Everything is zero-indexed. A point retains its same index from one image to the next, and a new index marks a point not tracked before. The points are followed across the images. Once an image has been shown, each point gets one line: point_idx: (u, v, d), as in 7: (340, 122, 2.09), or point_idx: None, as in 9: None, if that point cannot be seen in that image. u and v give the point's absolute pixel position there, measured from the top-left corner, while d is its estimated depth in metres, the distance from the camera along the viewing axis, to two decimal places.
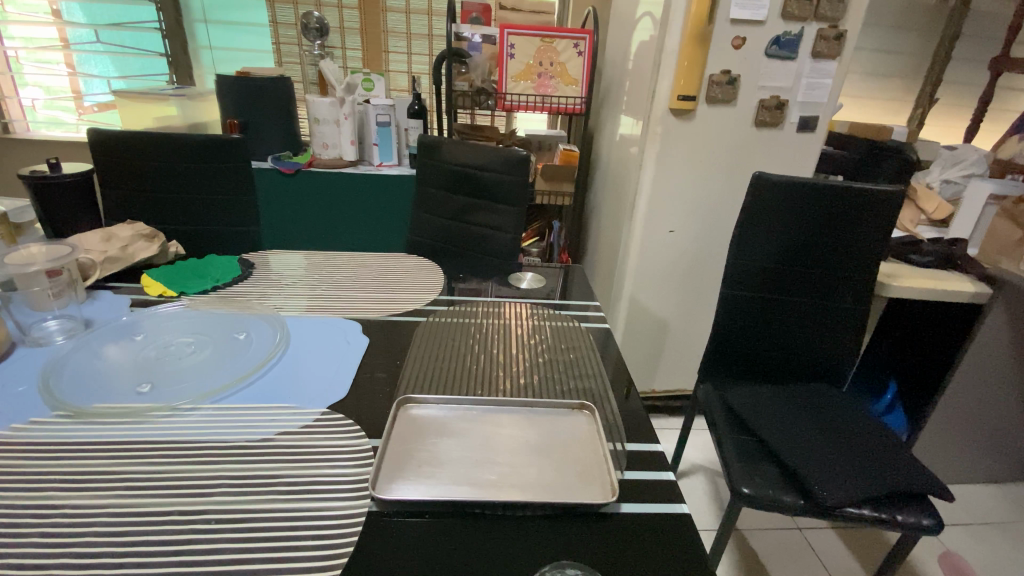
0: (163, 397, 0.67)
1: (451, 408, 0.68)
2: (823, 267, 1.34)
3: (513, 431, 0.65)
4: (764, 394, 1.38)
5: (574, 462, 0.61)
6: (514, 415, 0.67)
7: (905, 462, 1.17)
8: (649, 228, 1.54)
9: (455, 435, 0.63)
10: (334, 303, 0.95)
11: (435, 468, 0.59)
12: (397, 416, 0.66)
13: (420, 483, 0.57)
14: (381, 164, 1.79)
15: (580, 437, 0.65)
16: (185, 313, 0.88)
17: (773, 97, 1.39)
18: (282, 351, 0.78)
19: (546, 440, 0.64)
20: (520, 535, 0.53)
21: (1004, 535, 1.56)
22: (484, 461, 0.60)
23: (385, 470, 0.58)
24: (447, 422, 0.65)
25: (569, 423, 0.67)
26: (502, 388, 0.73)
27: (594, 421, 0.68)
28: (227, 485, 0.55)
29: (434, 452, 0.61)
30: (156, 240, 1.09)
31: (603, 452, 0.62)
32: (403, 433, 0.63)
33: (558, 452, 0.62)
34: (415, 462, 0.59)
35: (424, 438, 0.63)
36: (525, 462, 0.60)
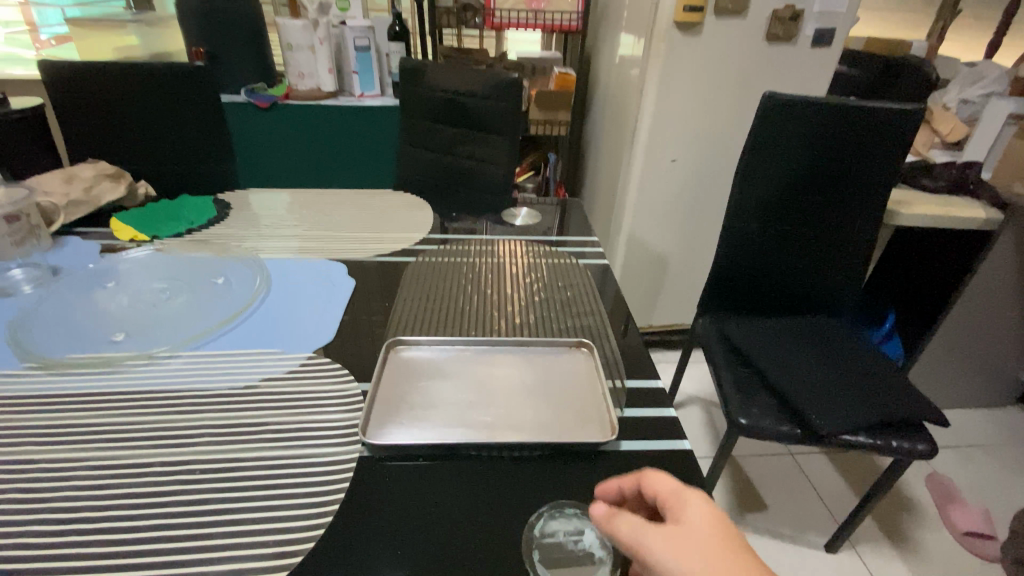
0: (139, 345, 0.64)
1: (444, 349, 0.65)
2: (831, 195, 1.28)
3: (509, 371, 0.62)
4: (764, 327, 1.36)
5: (573, 402, 0.59)
6: (511, 355, 0.64)
7: (902, 389, 1.17)
8: (650, 158, 1.45)
9: (449, 377, 0.60)
10: (318, 245, 0.90)
11: (428, 410, 0.56)
12: (384, 358, 0.63)
13: (412, 426, 0.54)
14: (362, 95, 1.66)
15: (580, 376, 0.62)
16: (159, 257, 0.82)
17: (788, 6, 1.26)
18: (264, 295, 0.73)
19: (543, 379, 0.61)
20: (519, 475, 0.51)
21: (990, 457, 1.61)
22: (479, 403, 0.57)
23: (374, 414, 0.55)
24: (439, 364, 0.62)
25: (567, 361, 0.64)
26: (498, 328, 0.70)
27: (593, 358, 0.65)
28: (210, 435, 0.53)
29: (427, 394, 0.58)
30: (123, 181, 1.03)
31: (602, 390, 0.60)
32: (392, 376, 0.60)
33: (556, 391, 0.60)
34: (407, 405, 0.57)
35: (416, 380, 0.60)
36: (522, 402, 0.58)
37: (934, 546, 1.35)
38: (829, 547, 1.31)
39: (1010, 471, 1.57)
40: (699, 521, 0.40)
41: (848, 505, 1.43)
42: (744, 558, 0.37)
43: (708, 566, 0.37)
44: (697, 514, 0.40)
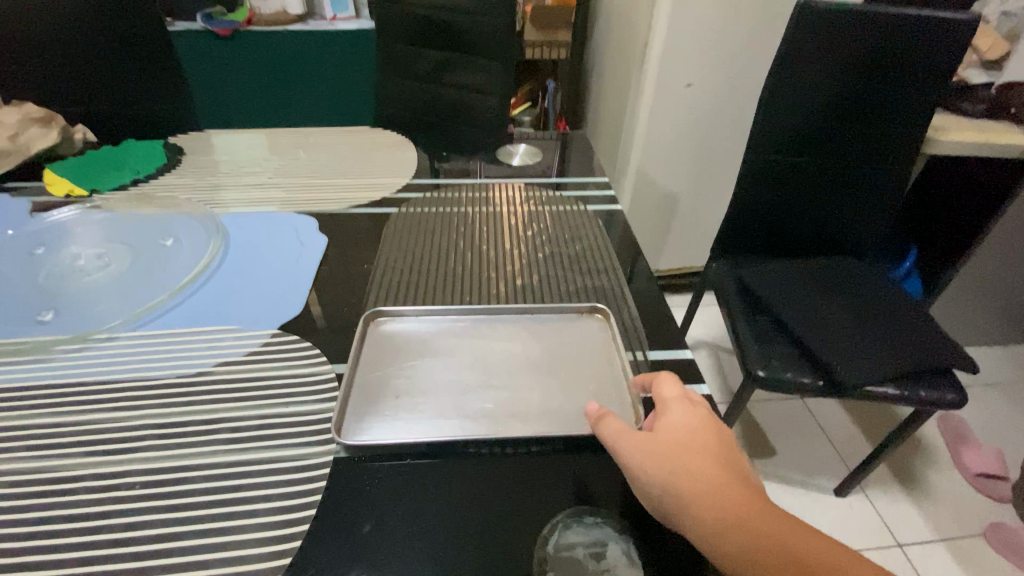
0: (70, 325, 0.53)
1: (434, 321, 0.55)
2: (866, 121, 1.14)
3: (512, 346, 0.52)
4: (781, 270, 1.27)
5: (588, 381, 0.49)
6: (513, 325, 0.55)
7: (930, 334, 1.10)
8: (661, 83, 1.29)
9: (440, 356, 0.51)
10: (286, 195, 0.77)
11: (417, 397, 0.47)
12: (363, 332, 0.53)
13: (398, 418, 0.45)
14: (334, 18, 1.46)
15: (595, 348, 0.53)
16: (98, 217, 0.70)
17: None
18: (220, 261, 0.63)
19: (552, 354, 0.52)
20: (528, 476, 0.43)
21: (1003, 395, 1.58)
22: (477, 386, 0.48)
23: (351, 406, 0.46)
24: (428, 339, 0.53)
25: (579, 331, 0.54)
26: (497, 293, 0.60)
27: (609, 326, 0.55)
28: (154, 437, 0.44)
29: (414, 378, 0.49)
30: (55, 126, 0.88)
31: (621, 365, 0.51)
32: (373, 355, 0.51)
33: (567, 369, 0.50)
34: (391, 390, 0.48)
35: (401, 360, 0.50)
36: (528, 383, 0.49)
37: (944, 486, 1.33)
38: (838, 491, 1.29)
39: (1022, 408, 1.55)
40: (678, 424, 0.42)
41: (859, 449, 1.40)
42: (712, 460, 0.40)
43: (670, 460, 0.39)
44: (676, 420, 0.42)
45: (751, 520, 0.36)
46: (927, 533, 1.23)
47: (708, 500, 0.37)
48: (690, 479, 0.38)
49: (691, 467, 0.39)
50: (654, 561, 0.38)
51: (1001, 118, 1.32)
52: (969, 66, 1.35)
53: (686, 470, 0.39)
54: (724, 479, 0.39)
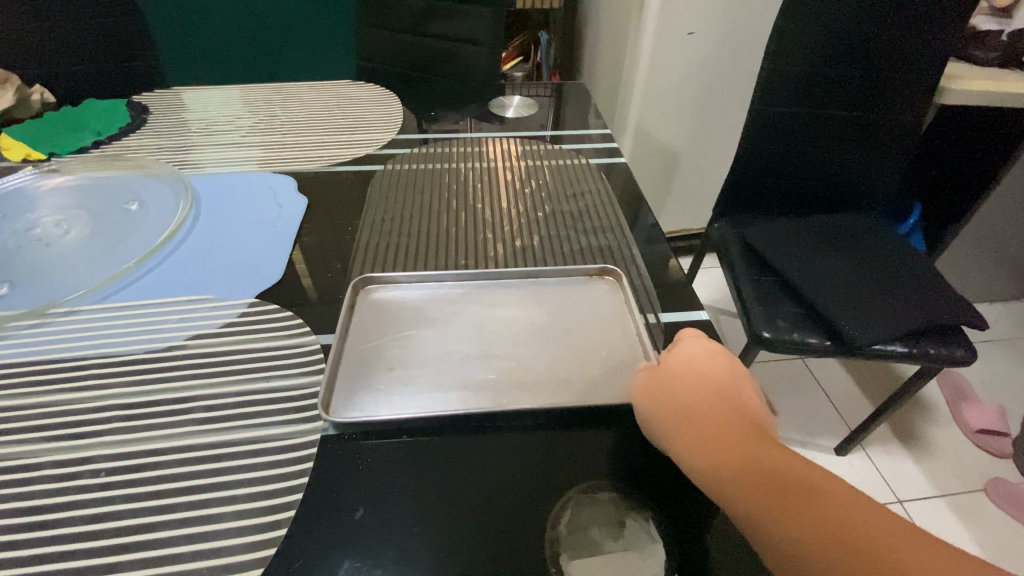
0: (26, 301, 0.48)
1: (429, 286, 0.51)
2: (880, 65, 1.07)
3: (515, 311, 0.48)
4: (786, 227, 1.23)
5: (598, 347, 0.46)
6: (517, 289, 0.51)
7: (937, 291, 1.07)
8: (662, 32, 1.21)
9: (437, 325, 0.47)
10: (262, 154, 0.71)
11: (412, 368, 0.43)
12: (352, 302, 0.49)
13: (393, 393, 0.41)
14: None
15: (604, 312, 0.49)
16: (56, 182, 0.64)
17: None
18: (191, 226, 0.57)
19: (558, 319, 0.48)
20: (536, 448, 0.39)
21: (1003, 352, 1.58)
22: (477, 356, 0.44)
23: (342, 383, 0.42)
24: (424, 306, 0.48)
25: (585, 294, 0.51)
26: (495, 254, 0.55)
27: (619, 288, 0.51)
28: (122, 420, 0.39)
29: (410, 349, 0.45)
30: (9, 85, 0.81)
31: (635, 331, 0.47)
32: (364, 326, 0.47)
33: (575, 334, 0.47)
34: (385, 362, 0.44)
35: (394, 330, 0.46)
36: (533, 351, 0.45)
37: (945, 443, 1.33)
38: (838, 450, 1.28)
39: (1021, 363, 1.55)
40: (685, 356, 0.42)
41: (860, 408, 1.40)
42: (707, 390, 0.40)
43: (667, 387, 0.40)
44: (685, 352, 0.43)
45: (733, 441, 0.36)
46: (927, 489, 1.24)
47: (692, 420, 0.38)
48: (683, 405, 0.39)
49: (689, 397, 0.39)
50: (676, 534, 0.35)
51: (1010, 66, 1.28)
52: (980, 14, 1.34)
53: (677, 393, 0.39)
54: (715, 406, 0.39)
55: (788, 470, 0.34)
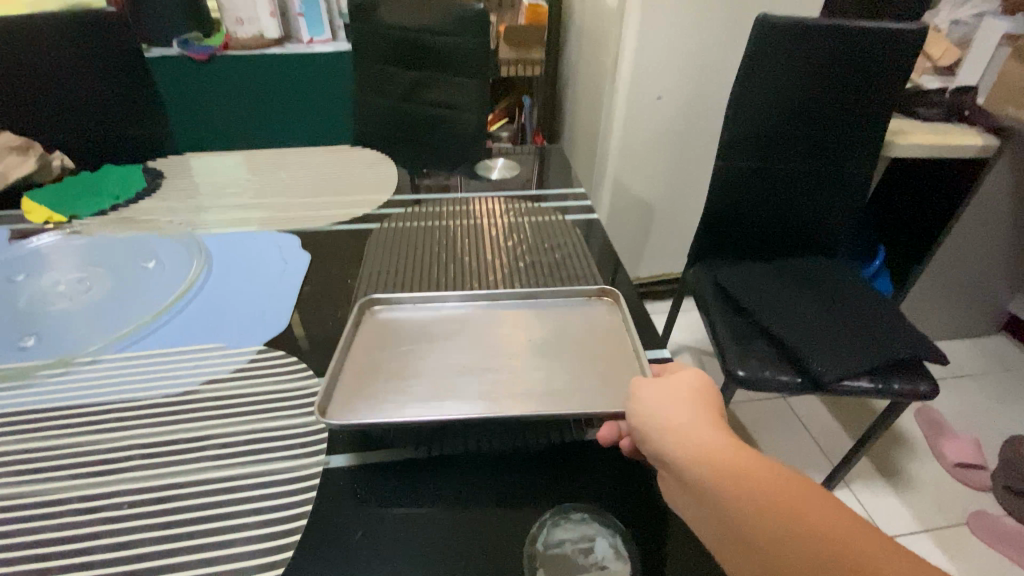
0: (53, 351, 0.53)
1: (438, 309, 0.57)
2: (833, 123, 1.19)
3: (512, 331, 0.54)
4: (757, 271, 1.31)
5: (589, 361, 0.51)
6: (511, 308, 0.57)
7: (902, 330, 1.13)
8: (632, 96, 1.33)
9: (438, 341, 0.53)
10: (269, 215, 0.78)
11: (416, 380, 0.48)
12: (358, 320, 0.55)
13: (407, 399, 0.46)
14: (311, 41, 1.50)
15: (596, 330, 0.54)
16: (77, 242, 0.70)
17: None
18: (203, 281, 0.63)
19: (555, 336, 0.54)
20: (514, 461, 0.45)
21: (975, 387, 1.64)
22: (481, 368, 0.49)
23: (341, 391, 0.47)
24: (424, 324, 0.55)
25: (580, 317, 0.57)
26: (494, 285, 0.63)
27: (612, 311, 0.57)
28: (141, 457, 0.44)
29: (417, 362, 0.50)
30: (33, 153, 0.88)
31: (629, 342, 0.53)
32: (366, 340, 0.52)
33: (572, 350, 0.52)
34: (386, 371, 0.49)
35: (394, 345, 0.52)
36: (533, 365, 0.50)
37: (925, 477, 1.37)
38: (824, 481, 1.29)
39: (993, 397, 1.61)
40: (687, 379, 0.46)
41: (842, 445, 1.43)
42: (707, 411, 0.43)
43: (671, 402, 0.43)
44: (688, 376, 0.46)
45: (727, 459, 0.38)
46: (911, 524, 1.26)
47: (691, 434, 0.40)
48: (680, 407, 0.42)
49: (691, 413, 0.42)
50: (641, 551, 0.39)
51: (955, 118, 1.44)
52: (925, 72, 1.47)
53: (680, 410, 0.42)
54: (710, 426, 0.41)
55: (770, 492, 0.36)
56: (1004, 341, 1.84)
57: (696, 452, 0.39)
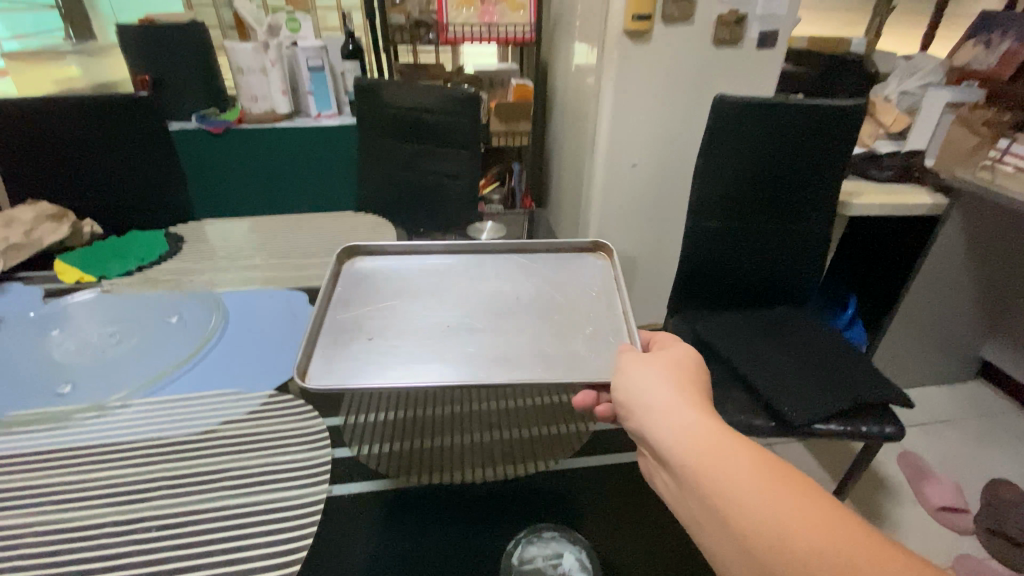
0: (89, 396, 0.60)
1: (424, 267, 0.73)
2: (792, 184, 1.31)
3: (522, 296, 0.67)
4: (732, 321, 1.39)
5: (576, 321, 0.64)
6: (512, 270, 0.72)
7: (868, 375, 1.21)
8: (610, 162, 1.47)
9: (421, 292, 0.68)
10: (281, 274, 0.87)
11: (410, 328, 0.62)
12: (339, 268, 0.72)
13: (437, 349, 0.59)
14: (319, 115, 1.65)
15: (586, 300, 0.67)
16: (107, 299, 0.78)
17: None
18: (222, 333, 0.71)
19: (557, 299, 0.67)
20: (498, 483, 0.53)
21: (955, 431, 1.69)
22: (497, 323, 0.62)
23: (321, 354, 0.58)
24: (402, 274, 0.71)
25: (575, 287, 0.70)
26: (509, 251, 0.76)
27: (602, 283, 0.71)
28: (168, 486, 0.49)
29: (398, 307, 0.65)
30: (66, 221, 0.98)
31: (616, 306, 0.66)
32: (369, 304, 0.65)
33: (570, 309, 0.66)
34: (362, 308, 0.64)
35: (369, 288, 0.68)
36: (539, 322, 0.63)
37: (910, 521, 1.39)
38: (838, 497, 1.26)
39: (974, 442, 1.65)
40: (676, 356, 0.55)
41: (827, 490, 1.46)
42: (693, 388, 0.51)
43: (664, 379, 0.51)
44: (677, 353, 0.56)
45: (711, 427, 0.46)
46: None
47: (679, 402, 0.49)
48: (670, 382, 0.51)
49: (680, 389, 0.51)
50: (600, 566, 0.46)
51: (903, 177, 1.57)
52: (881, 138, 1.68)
53: (670, 385, 0.51)
54: (694, 400, 0.49)
55: (741, 451, 0.43)
56: (982, 387, 1.91)
57: (669, 425, 0.47)
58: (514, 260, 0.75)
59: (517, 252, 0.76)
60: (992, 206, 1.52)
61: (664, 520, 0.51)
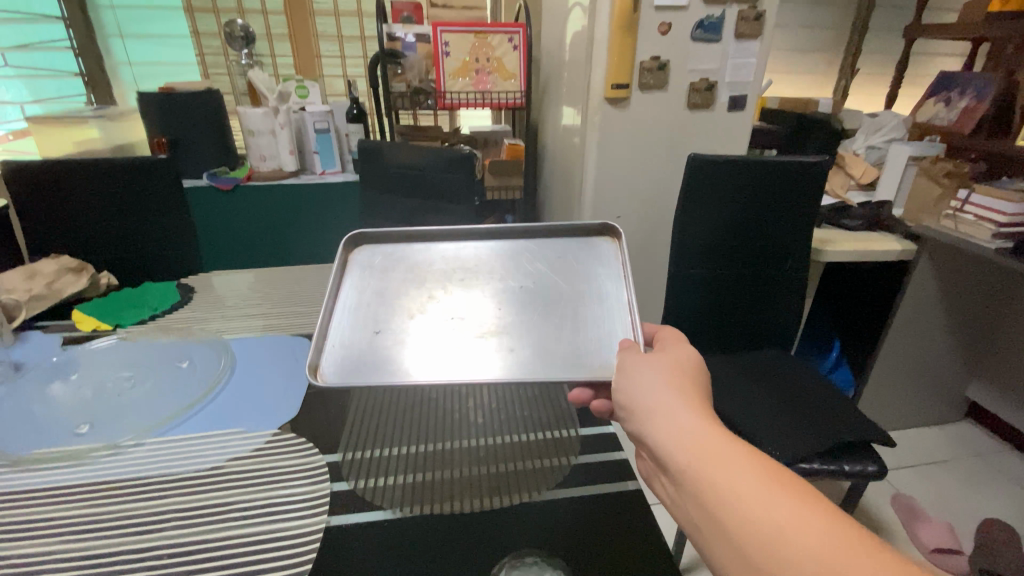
0: (104, 436, 0.64)
1: (433, 255, 0.77)
2: (767, 232, 1.39)
3: (526, 287, 0.71)
4: (717, 364, 1.44)
5: (576, 314, 0.67)
6: (518, 256, 0.76)
7: (850, 415, 1.25)
8: (597, 214, 1.57)
9: (432, 279, 0.72)
10: (286, 321, 0.94)
11: (416, 322, 0.66)
12: (345, 258, 0.74)
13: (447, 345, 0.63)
14: (324, 172, 1.77)
15: (588, 292, 0.70)
16: (122, 346, 0.83)
17: (751, 8, 1.39)
18: (230, 377, 0.76)
19: (559, 291, 0.70)
20: (485, 513, 0.57)
21: (947, 472, 1.70)
22: (501, 318, 0.66)
23: (332, 351, 0.62)
24: (411, 263, 0.75)
25: (579, 273, 0.73)
26: (516, 235, 0.79)
27: (606, 270, 0.73)
28: (177, 518, 0.53)
29: (405, 299, 0.69)
30: (84, 274, 1.04)
31: (618, 297, 0.69)
32: (379, 294, 0.70)
33: (571, 300, 0.69)
34: (367, 300, 0.69)
35: (374, 280, 0.72)
36: (541, 314, 0.67)
37: None
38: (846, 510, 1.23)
39: (966, 483, 1.66)
40: (679, 356, 0.61)
41: None
42: (692, 388, 0.56)
43: (669, 379, 0.56)
44: (680, 354, 0.62)
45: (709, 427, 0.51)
46: None
47: (682, 399, 0.54)
48: (673, 382, 0.56)
49: (682, 389, 0.55)
50: None
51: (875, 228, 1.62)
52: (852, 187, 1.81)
53: (674, 386, 0.56)
54: (693, 400, 0.54)
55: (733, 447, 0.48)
56: (971, 427, 1.93)
57: (666, 425, 0.52)
58: (522, 246, 0.78)
59: (525, 234, 0.78)
60: (960, 253, 1.58)
61: (640, 545, 0.55)
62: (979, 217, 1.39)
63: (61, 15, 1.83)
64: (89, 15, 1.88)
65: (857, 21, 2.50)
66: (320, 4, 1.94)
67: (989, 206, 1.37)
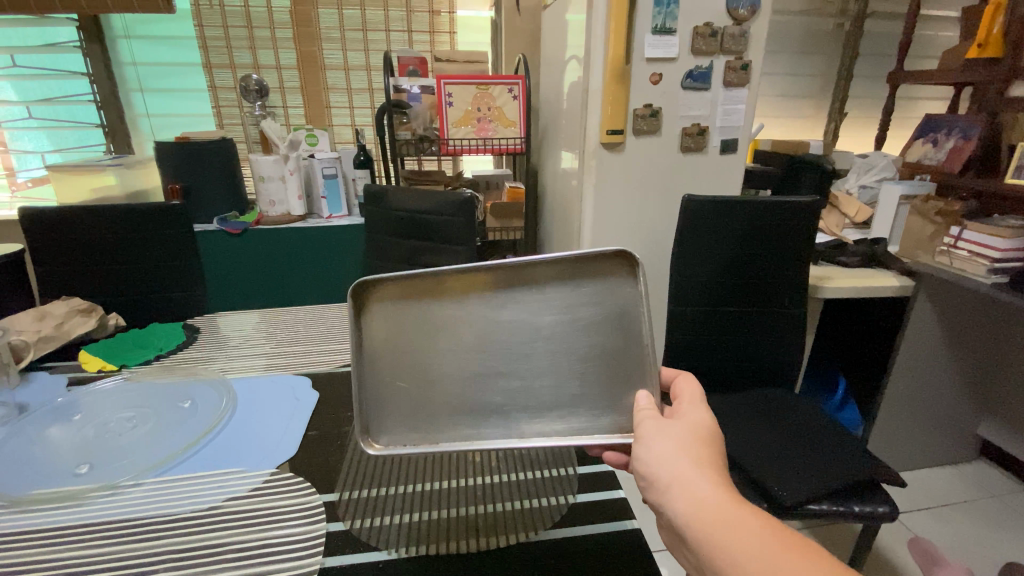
0: (104, 476, 0.65)
1: (445, 288, 0.65)
2: (766, 272, 1.41)
3: (543, 342, 0.65)
4: (721, 402, 1.44)
5: (600, 366, 0.64)
6: (529, 299, 0.65)
7: (858, 454, 1.22)
8: None
9: (439, 337, 0.65)
10: (288, 360, 0.95)
11: (436, 387, 0.64)
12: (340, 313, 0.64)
13: (473, 419, 0.62)
14: (330, 216, 1.82)
15: (615, 337, 0.64)
16: (126, 386, 0.85)
17: (737, 59, 1.46)
18: (230, 415, 0.77)
19: (579, 345, 0.64)
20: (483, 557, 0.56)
21: (965, 514, 1.65)
22: (524, 385, 0.64)
23: (368, 421, 0.62)
24: (408, 313, 0.65)
25: (606, 311, 0.64)
26: (520, 269, 0.65)
27: (643, 308, 0.61)
28: (170, 560, 0.53)
29: (421, 352, 0.65)
30: (94, 314, 1.07)
31: (642, 347, 0.62)
32: (387, 361, 0.65)
33: (593, 358, 0.64)
34: (376, 368, 0.64)
35: (373, 343, 0.64)
36: (564, 378, 0.64)
37: None
38: (857, 556, 1.20)
39: (985, 525, 1.61)
40: (696, 417, 0.59)
41: None
42: (710, 454, 0.55)
43: (684, 445, 0.54)
44: (697, 414, 0.60)
45: (725, 502, 0.49)
46: None
47: (698, 469, 0.52)
48: (690, 449, 0.54)
49: (699, 456, 0.54)
50: None
51: (873, 264, 1.63)
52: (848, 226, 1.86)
53: (690, 453, 0.54)
54: (709, 469, 0.53)
55: (749, 525, 0.47)
56: (986, 466, 1.88)
57: (685, 496, 0.51)
58: (546, 273, 0.65)
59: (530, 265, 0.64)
60: (959, 290, 1.58)
61: None
62: (972, 254, 1.40)
63: (87, 72, 1.95)
64: (112, 71, 1.99)
65: (841, 69, 2.62)
66: (332, 59, 2.06)
67: (980, 242, 1.38)
